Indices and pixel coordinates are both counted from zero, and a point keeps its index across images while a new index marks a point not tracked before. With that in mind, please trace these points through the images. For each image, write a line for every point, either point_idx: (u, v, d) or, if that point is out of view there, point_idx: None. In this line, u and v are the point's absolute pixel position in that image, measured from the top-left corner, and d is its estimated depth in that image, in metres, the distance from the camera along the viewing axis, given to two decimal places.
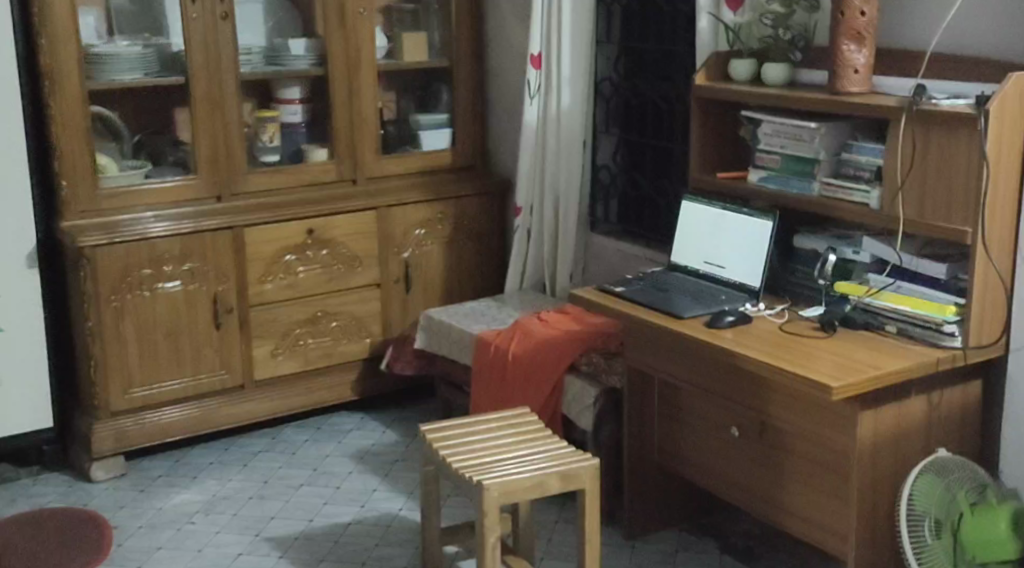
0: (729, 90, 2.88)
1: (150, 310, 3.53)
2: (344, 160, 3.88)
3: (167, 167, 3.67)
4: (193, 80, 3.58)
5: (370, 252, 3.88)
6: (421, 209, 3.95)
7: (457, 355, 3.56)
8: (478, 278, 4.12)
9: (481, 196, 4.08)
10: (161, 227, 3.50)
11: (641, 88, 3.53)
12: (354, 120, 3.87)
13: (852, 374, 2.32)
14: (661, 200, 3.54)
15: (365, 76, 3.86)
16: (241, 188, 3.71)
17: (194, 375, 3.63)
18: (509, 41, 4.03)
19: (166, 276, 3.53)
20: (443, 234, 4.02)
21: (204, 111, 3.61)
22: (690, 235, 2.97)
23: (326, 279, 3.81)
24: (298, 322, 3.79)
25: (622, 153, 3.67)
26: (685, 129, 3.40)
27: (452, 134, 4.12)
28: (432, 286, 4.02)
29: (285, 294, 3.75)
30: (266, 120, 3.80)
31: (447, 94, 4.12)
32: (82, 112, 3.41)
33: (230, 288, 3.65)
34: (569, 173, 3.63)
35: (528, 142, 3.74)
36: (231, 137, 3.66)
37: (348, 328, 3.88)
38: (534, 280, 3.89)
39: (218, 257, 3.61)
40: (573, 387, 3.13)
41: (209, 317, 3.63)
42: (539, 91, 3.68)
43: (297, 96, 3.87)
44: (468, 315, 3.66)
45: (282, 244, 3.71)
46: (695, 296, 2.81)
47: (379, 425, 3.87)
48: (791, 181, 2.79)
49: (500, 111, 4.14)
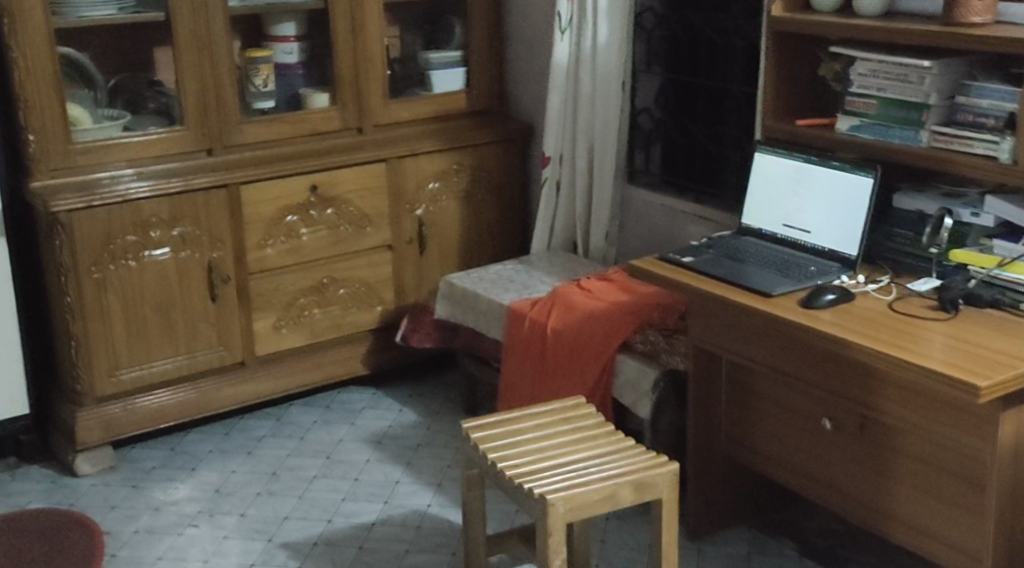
0: (816, 23, 2.44)
1: (137, 282, 3.10)
2: (348, 106, 3.44)
3: (148, 116, 3.22)
4: (176, 15, 3.11)
5: (380, 209, 3.46)
6: (435, 159, 3.53)
7: (485, 328, 3.16)
8: (499, 234, 3.71)
9: (500, 143, 3.65)
10: (144, 187, 3.06)
11: (692, 20, 3.10)
12: (359, 60, 3.42)
13: (994, 368, 1.95)
14: (715, 150, 3.12)
15: (371, 9, 3.40)
16: (234, 139, 3.26)
17: (188, 353, 3.21)
18: None
19: (153, 243, 3.10)
20: (460, 187, 3.59)
21: (190, 51, 3.15)
22: (767, 194, 2.55)
23: (333, 241, 3.39)
24: (303, 291, 3.38)
25: (666, 95, 3.24)
26: (747, 67, 2.99)
27: (467, 74, 3.66)
28: (448, 245, 3.61)
29: (287, 260, 3.33)
30: (258, 61, 3.34)
31: (461, 28, 3.66)
32: (50, 55, 2.95)
33: (226, 255, 3.22)
34: (607, 118, 3.22)
35: (558, 82, 3.29)
36: (221, 81, 3.21)
37: (358, 296, 3.47)
38: (565, 238, 3.47)
39: (211, 220, 3.18)
40: (627, 368, 2.74)
41: (203, 288, 3.20)
42: (571, 24, 3.21)
43: (292, 34, 3.43)
44: (495, 281, 3.24)
45: (283, 204, 3.29)
46: (779, 267, 2.40)
47: (395, 402, 3.48)
48: (892, 130, 2.38)
49: (520, 46, 3.69)
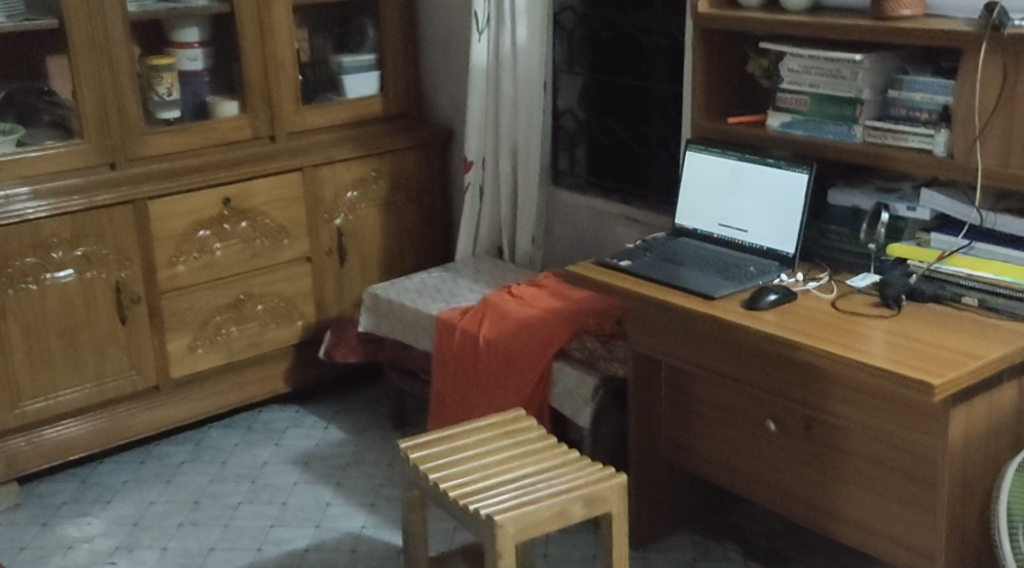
0: (742, 19, 2.39)
1: (38, 307, 2.94)
2: (259, 114, 3.30)
3: (42, 128, 3.06)
4: (71, 23, 2.95)
5: (298, 221, 3.34)
6: (352, 167, 3.42)
7: (413, 341, 3.06)
8: (420, 241, 3.61)
9: (419, 149, 3.55)
10: (38, 207, 2.89)
11: (613, 19, 3.03)
12: (269, 65, 3.29)
13: (947, 366, 1.90)
14: (640, 151, 3.07)
15: (279, 12, 3.28)
16: (138, 152, 3.11)
17: (97, 380, 3.06)
18: None
19: (55, 264, 2.94)
20: (379, 195, 3.49)
21: (88, 61, 2.99)
22: (701, 194, 2.49)
23: (249, 256, 3.26)
24: (219, 308, 3.24)
25: (589, 95, 3.17)
26: (671, 68, 2.93)
27: (381, 78, 3.56)
28: (368, 255, 3.49)
29: (200, 277, 3.18)
30: (161, 69, 3.19)
31: (373, 30, 3.55)
32: None
33: (135, 274, 3.07)
34: (529, 120, 3.14)
35: (478, 85, 3.22)
36: (123, 91, 3.06)
37: (276, 311, 3.34)
38: (490, 244, 3.38)
39: (116, 238, 3.02)
40: (564, 376, 2.64)
41: (111, 310, 3.05)
42: (489, 24, 3.15)
43: (195, 40, 3.28)
44: (421, 291, 3.14)
45: (195, 217, 3.15)
46: (718, 268, 2.34)
47: (319, 419, 3.35)
48: (825, 126, 2.34)
49: (435, 47, 3.59)
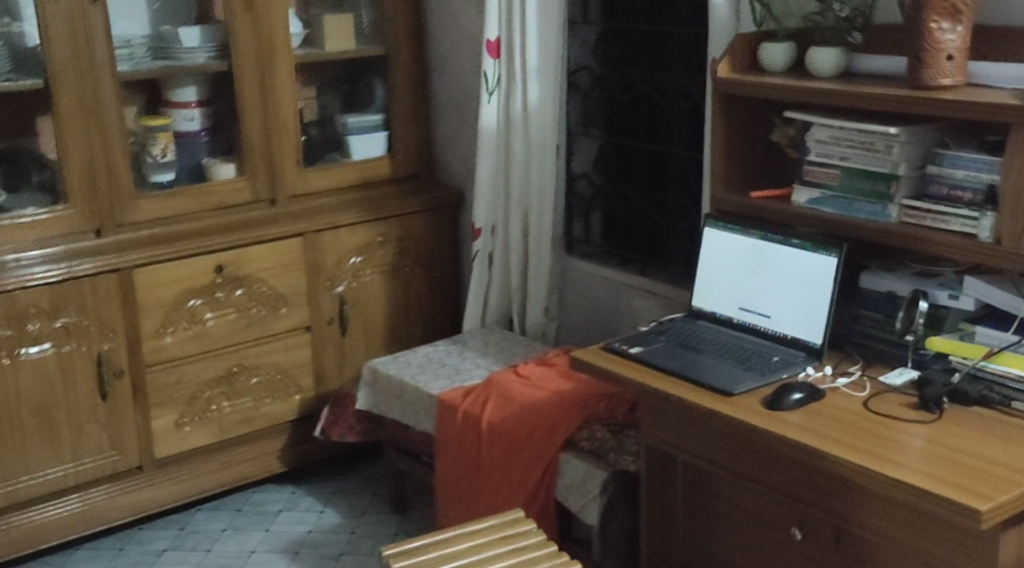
0: (763, 84, 2.18)
1: (12, 383, 2.78)
2: (258, 176, 3.13)
3: (29, 193, 2.87)
4: (57, 82, 2.81)
5: (297, 289, 3.15)
6: (356, 232, 3.23)
7: (413, 420, 2.86)
8: (429, 309, 3.41)
9: (428, 212, 3.36)
10: (46, 275, 2.77)
11: (631, 79, 2.84)
12: (269, 125, 3.12)
13: (991, 485, 1.68)
14: (658, 219, 2.86)
15: (280, 70, 3.11)
16: (128, 217, 2.95)
17: (75, 459, 2.90)
18: (456, 21, 3.29)
19: (31, 337, 2.79)
20: (384, 261, 3.30)
21: (75, 122, 2.84)
22: (720, 273, 2.28)
23: (243, 326, 3.09)
24: (210, 382, 3.07)
25: (606, 159, 2.97)
26: (692, 132, 2.72)
27: (390, 138, 3.38)
28: (372, 324, 3.30)
29: (189, 348, 3.01)
30: (155, 130, 3.04)
31: (382, 88, 3.38)
32: None
33: (119, 346, 2.91)
34: (541, 185, 2.94)
35: (488, 148, 3.01)
36: (112, 153, 2.90)
37: (272, 385, 3.16)
38: (500, 315, 3.17)
39: (99, 308, 2.87)
40: (571, 469, 2.43)
41: (91, 384, 2.89)
42: (499, 86, 2.95)
43: (194, 98, 3.12)
44: (424, 366, 2.94)
45: (184, 286, 2.98)
46: (737, 358, 2.13)
47: (315, 501, 3.15)
48: (857, 203, 2.13)
49: (447, 106, 3.40)
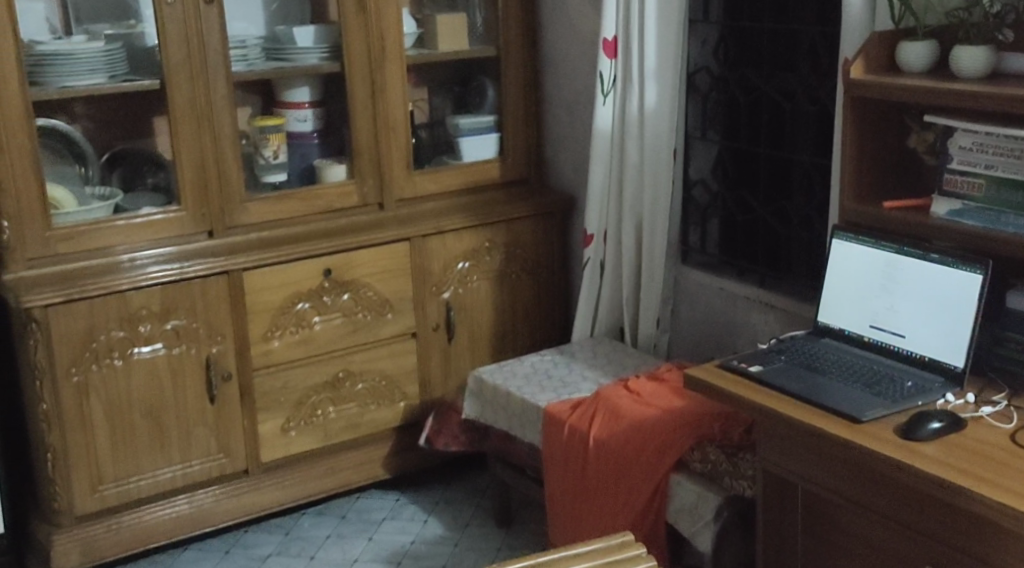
0: (900, 86, 2.03)
1: (122, 384, 2.77)
2: (368, 179, 3.08)
3: (144, 193, 2.89)
4: (171, 84, 2.79)
5: (404, 294, 3.10)
6: (464, 237, 3.15)
7: (519, 433, 2.77)
8: (537, 317, 3.32)
9: (538, 218, 3.26)
10: (164, 274, 2.76)
11: (753, 81, 2.70)
12: (379, 128, 3.07)
13: None
14: (780, 229, 2.72)
15: (392, 72, 3.05)
16: (238, 219, 2.93)
17: (183, 461, 2.88)
18: (570, 20, 3.19)
19: (142, 338, 2.78)
20: (492, 267, 3.22)
21: (188, 123, 2.83)
22: (850, 289, 2.14)
23: (350, 331, 3.04)
24: (317, 387, 3.02)
25: (725, 165, 2.84)
26: (817, 137, 2.58)
27: (500, 140, 3.30)
28: (479, 331, 3.22)
29: (296, 353, 2.98)
30: (268, 130, 3.01)
31: (493, 90, 3.29)
32: (26, 131, 2.66)
33: (228, 349, 2.89)
34: (655, 191, 2.82)
35: (601, 153, 2.93)
36: (224, 155, 2.89)
37: (377, 391, 3.11)
38: (610, 325, 3.06)
39: (209, 311, 2.84)
40: (684, 492, 2.31)
41: (200, 387, 2.87)
42: (615, 86, 2.85)
43: (306, 99, 3.08)
44: (530, 377, 2.84)
45: (292, 290, 2.94)
46: (866, 382, 1.99)
47: (419, 511, 3.09)
48: (1004, 216, 1.99)
49: (559, 108, 3.30)
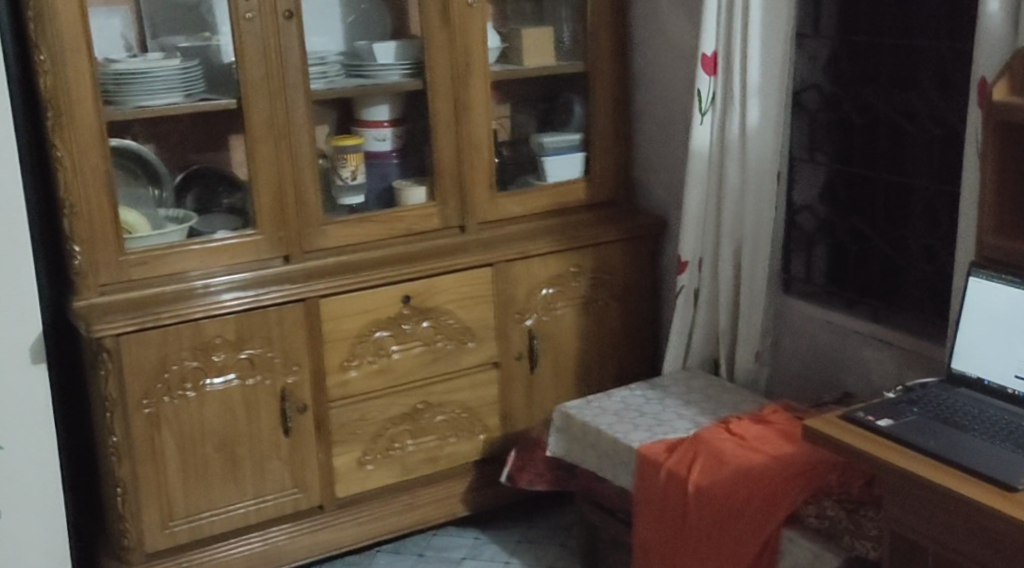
0: None
1: (195, 416, 2.65)
2: (449, 201, 2.95)
3: (217, 215, 2.78)
4: (249, 102, 2.69)
5: (486, 321, 2.95)
6: (549, 261, 3.00)
7: (609, 473, 2.60)
8: (624, 346, 3.15)
9: (627, 241, 3.10)
10: (237, 300, 2.64)
11: (869, 100, 2.53)
12: (462, 148, 2.94)
13: None
14: (897, 259, 2.55)
15: (476, 89, 2.93)
16: (315, 243, 2.81)
17: (257, 496, 2.76)
18: (663, 34, 3.03)
19: (215, 368, 2.66)
20: (578, 293, 3.06)
21: (267, 144, 2.72)
22: (986, 333, 2.00)
23: (429, 360, 2.89)
24: (395, 419, 2.88)
25: (834, 190, 2.66)
26: (942, 162, 2.41)
27: (587, 160, 3.14)
28: (564, 361, 3.06)
29: (374, 383, 2.84)
30: (347, 150, 2.89)
31: (581, 106, 3.13)
32: (100, 153, 2.57)
33: (303, 379, 2.76)
34: (759, 216, 2.64)
35: (697, 176, 2.74)
36: (301, 176, 2.77)
37: (457, 423, 2.96)
38: (704, 357, 2.88)
39: (284, 339, 2.72)
40: (798, 549, 2.15)
41: (275, 419, 2.74)
42: (713, 104, 2.68)
43: (386, 117, 2.95)
44: (620, 414, 2.67)
45: (371, 318, 2.81)
46: (1005, 439, 1.85)
47: (500, 551, 2.93)
48: None
49: (650, 126, 3.13)
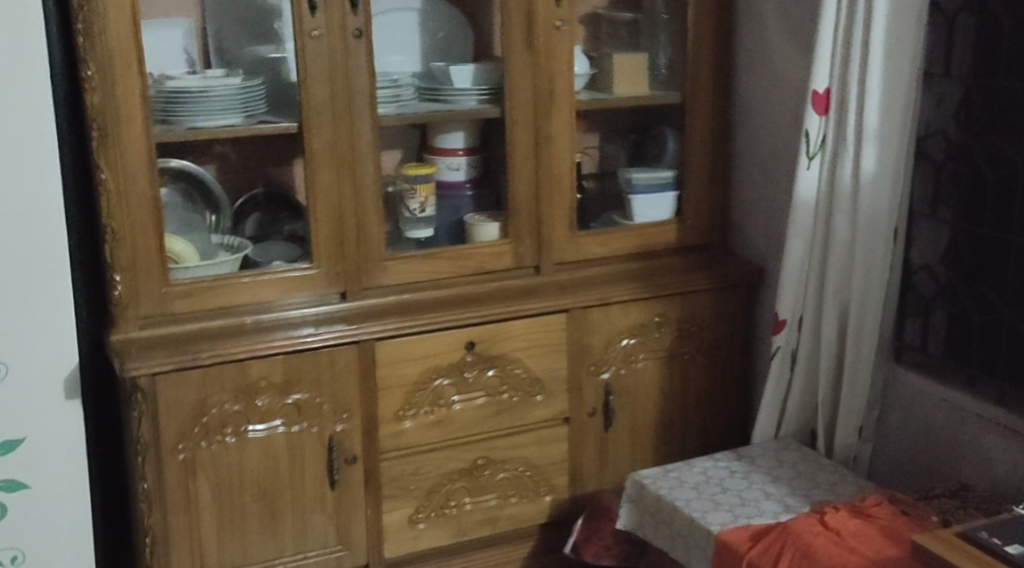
0: None
1: (234, 464, 2.45)
2: (525, 239, 2.70)
3: (278, 242, 2.57)
4: (312, 127, 2.47)
5: (557, 373, 2.69)
6: (631, 309, 2.73)
7: (684, 556, 2.31)
8: (710, 406, 2.87)
9: (719, 291, 2.82)
10: (284, 338, 2.44)
11: (1006, 153, 2.23)
12: (540, 182, 2.69)
13: None
14: None
15: (558, 119, 2.68)
16: (375, 280, 2.58)
17: (298, 552, 2.54)
18: (770, 64, 2.74)
19: (259, 413, 2.45)
20: (661, 346, 2.78)
21: (327, 172, 2.50)
22: None
23: (493, 413, 2.65)
24: (451, 475, 2.64)
25: (959, 252, 2.35)
26: None
27: (678, 199, 2.87)
28: (642, 420, 2.79)
29: (431, 436, 2.60)
30: (417, 179, 2.66)
31: (675, 141, 2.86)
32: (148, 175, 2.37)
33: (354, 429, 2.53)
34: (869, 275, 2.35)
35: (801, 226, 2.44)
36: (365, 208, 2.55)
37: (520, 482, 2.71)
38: (798, 427, 2.58)
39: (335, 384, 2.50)
40: None
41: (321, 471, 2.52)
42: (824, 148, 2.39)
43: (461, 145, 2.71)
44: (699, 488, 2.39)
45: (431, 364, 2.57)
46: None
47: None
48: None
49: (750, 165, 2.85)
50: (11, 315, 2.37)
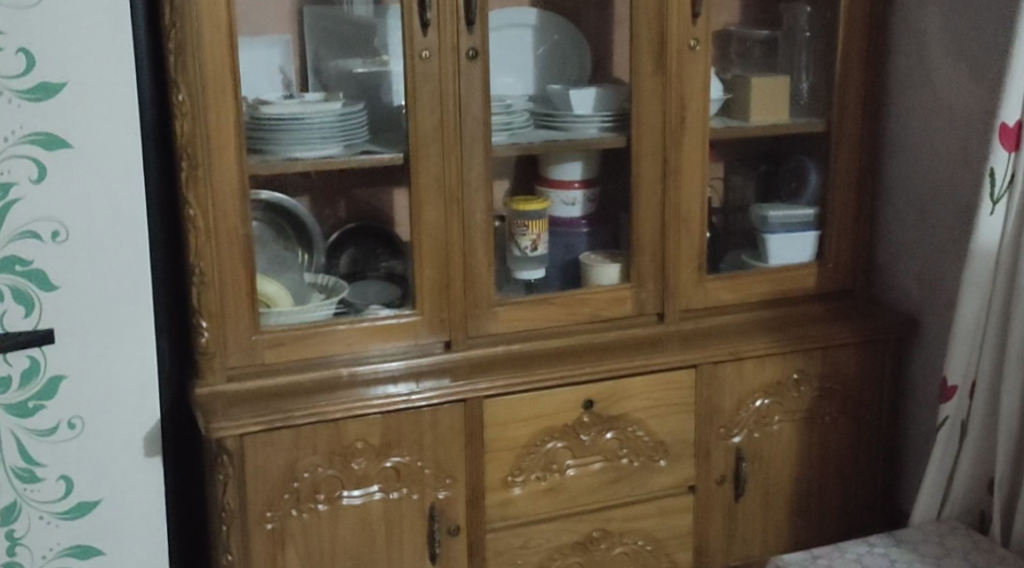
0: None
1: (326, 535, 2.19)
2: (649, 284, 2.42)
3: (373, 281, 2.30)
4: (420, 157, 2.21)
5: (684, 436, 2.40)
6: (766, 365, 2.43)
7: None
8: (852, 473, 2.55)
9: (867, 346, 2.50)
10: (384, 394, 2.17)
11: None
12: (668, 220, 2.40)
13: None
14: None
15: (690, 148, 2.39)
16: (483, 328, 2.31)
17: None
18: (932, 89, 2.42)
19: (354, 478, 2.19)
20: (799, 407, 2.48)
21: (433, 207, 2.24)
22: None
23: (611, 479, 2.36)
24: (563, 548, 2.36)
25: None
26: None
27: (819, 241, 2.56)
28: (776, 488, 2.49)
29: (543, 504, 2.32)
30: (529, 215, 2.37)
31: (817, 175, 2.55)
32: (240, 211, 2.12)
33: (458, 496, 2.26)
34: None
35: (977, 279, 2.13)
36: (473, 248, 2.28)
37: (639, 557, 2.42)
38: (965, 506, 2.27)
39: (438, 446, 2.23)
40: None
41: (421, 543, 2.25)
42: (1010, 189, 2.08)
43: (577, 177, 2.42)
44: None
45: (545, 425, 2.29)
46: None
47: None
48: None
49: (903, 203, 2.53)
50: (87, 364, 2.14)
